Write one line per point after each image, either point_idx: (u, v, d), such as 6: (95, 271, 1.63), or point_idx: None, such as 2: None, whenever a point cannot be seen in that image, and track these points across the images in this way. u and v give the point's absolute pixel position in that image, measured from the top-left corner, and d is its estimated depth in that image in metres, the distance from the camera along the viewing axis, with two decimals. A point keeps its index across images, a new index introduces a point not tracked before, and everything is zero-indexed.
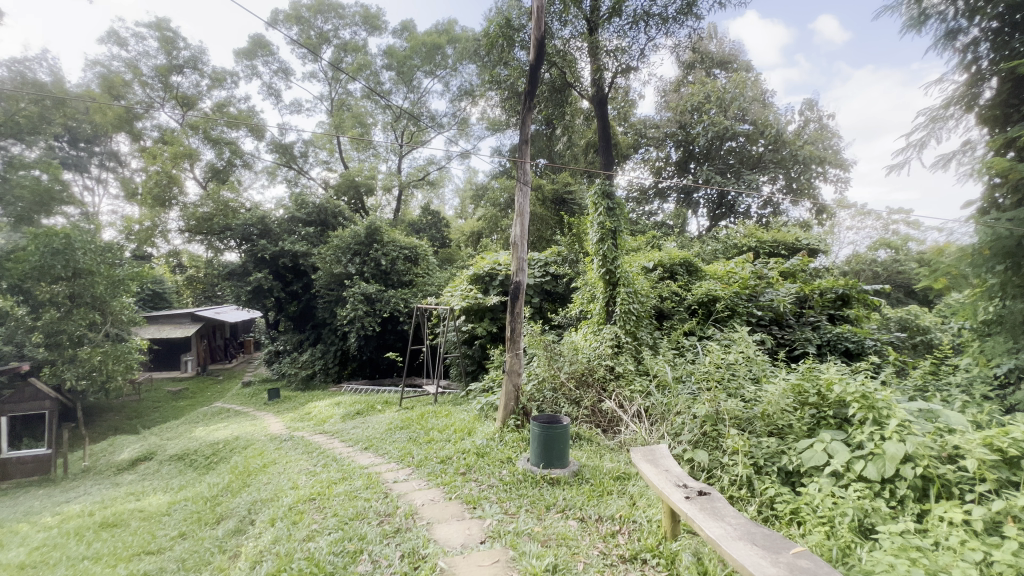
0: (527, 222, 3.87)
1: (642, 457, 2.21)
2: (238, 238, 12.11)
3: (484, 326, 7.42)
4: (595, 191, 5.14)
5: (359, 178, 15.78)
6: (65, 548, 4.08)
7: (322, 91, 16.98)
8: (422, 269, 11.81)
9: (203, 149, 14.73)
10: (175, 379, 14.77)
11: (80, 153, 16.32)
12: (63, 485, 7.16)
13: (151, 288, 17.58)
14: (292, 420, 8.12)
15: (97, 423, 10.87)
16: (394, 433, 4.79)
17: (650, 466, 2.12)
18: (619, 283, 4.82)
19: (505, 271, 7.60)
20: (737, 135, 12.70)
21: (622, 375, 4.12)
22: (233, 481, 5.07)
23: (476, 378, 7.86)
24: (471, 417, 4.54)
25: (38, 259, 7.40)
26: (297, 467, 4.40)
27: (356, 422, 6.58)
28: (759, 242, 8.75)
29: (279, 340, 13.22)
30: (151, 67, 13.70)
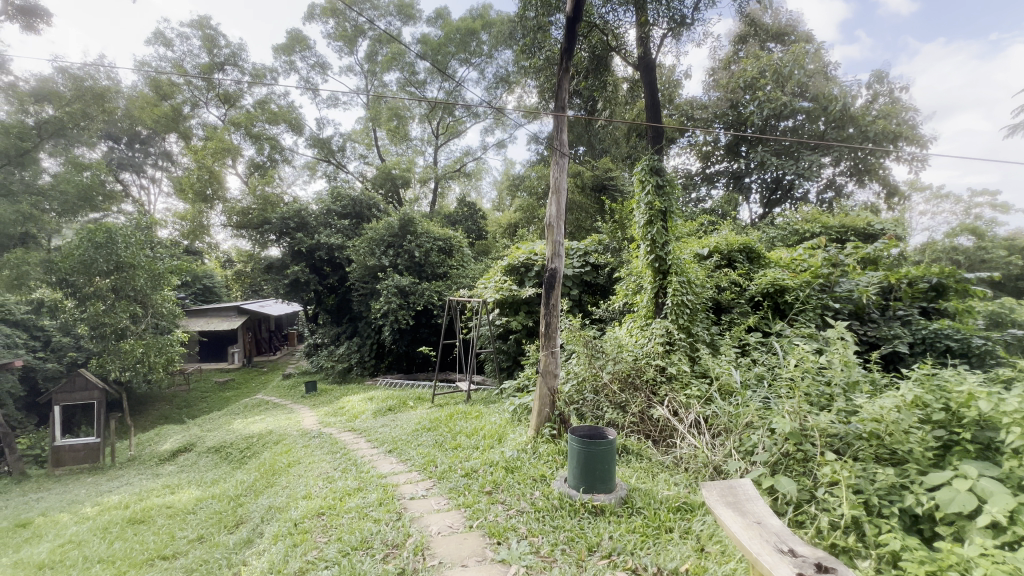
0: (564, 202, 3.36)
1: (721, 500, 1.70)
2: (277, 232, 12.22)
3: (519, 321, 6.97)
4: (640, 168, 4.57)
5: (395, 171, 15.69)
6: (87, 546, 3.97)
7: (358, 85, 16.98)
8: (456, 261, 11.50)
9: (245, 145, 15.03)
10: (223, 371, 15.28)
11: (135, 154, 17.12)
12: (109, 474, 7.32)
13: (201, 282, 18.30)
14: (325, 414, 7.99)
15: (149, 412, 11.29)
16: (421, 435, 4.43)
17: (735, 517, 1.59)
18: (671, 272, 4.24)
19: (542, 261, 7.10)
20: (796, 112, 11.59)
21: (675, 377, 3.56)
22: (258, 480, 4.88)
23: (512, 375, 7.46)
24: (502, 421, 4.10)
25: (82, 253, 7.61)
26: (318, 470, 4.12)
27: (386, 420, 6.30)
28: (824, 228, 7.83)
29: (318, 332, 13.34)
30: (195, 66, 14.05)
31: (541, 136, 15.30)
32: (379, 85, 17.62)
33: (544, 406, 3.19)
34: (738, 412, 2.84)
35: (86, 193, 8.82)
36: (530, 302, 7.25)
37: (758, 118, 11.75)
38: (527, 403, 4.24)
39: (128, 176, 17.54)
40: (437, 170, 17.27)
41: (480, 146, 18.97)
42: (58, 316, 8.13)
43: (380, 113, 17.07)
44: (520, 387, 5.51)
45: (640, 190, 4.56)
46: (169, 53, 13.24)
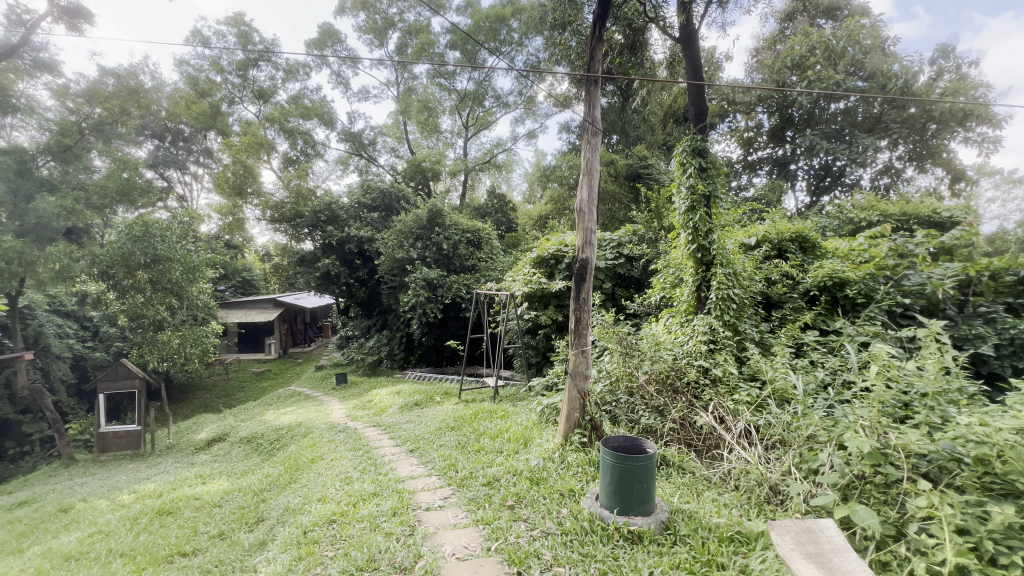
0: (597, 185, 3.03)
1: (802, 554, 1.60)
2: (309, 225, 12.36)
3: (549, 315, 6.67)
4: (681, 150, 4.19)
5: (425, 163, 15.59)
6: (114, 536, 3.98)
7: (388, 77, 16.99)
8: (485, 253, 11.28)
9: (279, 140, 15.28)
10: (261, 361, 15.70)
11: (178, 151, 17.75)
12: (149, 461, 7.54)
13: (241, 275, 18.88)
14: (353, 407, 7.96)
15: (190, 401, 11.68)
16: (444, 435, 4.23)
17: None
18: (715, 263, 3.85)
19: (573, 253, 6.77)
20: (849, 92, 10.71)
21: (720, 379, 3.21)
22: (282, 475, 4.81)
23: (541, 371, 7.19)
24: (528, 423, 3.84)
25: (121, 246, 7.85)
26: (338, 468, 3.98)
27: (411, 415, 6.15)
28: (883, 216, 7.13)
29: (349, 325, 13.46)
30: (231, 63, 14.36)
31: (573, 125, 14.87)
32: (409, 78, 17.57)
33: (573, 410, 2.90)
34: (798, 423, 2.48)
35: (126, 187, 8.96)
36: (561, 295, 6.94)
37: (807, 99, 10.95)
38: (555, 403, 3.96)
39: (172, 173, 18.23)
40: (467, 161, 17.10)
41: (510, 137, 18.68)
42: (101, 307, 8.44)
43: (410, 105, 17.03)
44: (548, 384, 5.24)
45: (678, 174, 4.19)
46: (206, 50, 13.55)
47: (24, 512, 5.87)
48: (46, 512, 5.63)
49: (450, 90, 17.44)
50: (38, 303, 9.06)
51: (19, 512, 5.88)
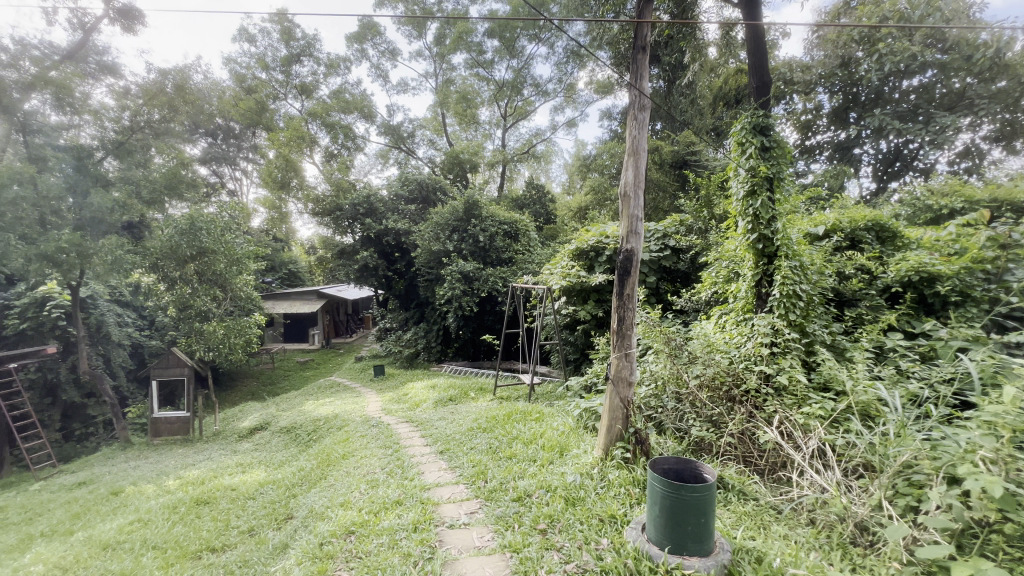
0: (643, 166, 2.68)
1: None
2: (349, 218, 12.51)
3: (588, 310, 6.32)
4: (739, 128, 3.75)
5: (463, 155, 15.44)
6: (152, 526, 4.02)
7: (427, 69, 16.96)
8: (523, 245, 11.00)
9: (321, 135, 15.56)
10: (305, 351, 16.16)
11: (229, 148, 18.46)
12: (197, 447, 7.81)
13: (287, 268, 19.51)
14: (389, 400, 7.93)
15: (239, 388, 12.13)
16: (475, 436, 4.01)
17: None
18: (779, 255, 3.41)
19: (614, 244, 6.39)
20: (926, 66, 9.51)
21: (786, 389, 2.81)
22: (314, 470, 4.76)
23: (579, 369, 6.87)
24: (564, 428, 3.55)
25: (171, 238, 8.15)
26: (367, 468, 3.84)
27: (444, 412, 5.99)
28: (970, 203, 6.30)
29: (388, 317, 13.57)
30: (276, 59, 14.71)
31: (615, 112, 14.30)
32: (447, 68, 17.45)
33: (615, 421, 2.59)
34: (889, 447, 2.07)
35: (172, 182, 9.38)
36: (601, 289, 6.58)
37: (876, 75, 9.83)
38: (594, 407, 3.66)
39: (224, 169, 19.00)
40: (505, 152, 16.82)
41: (550, 127, 18.25)
42: (153, 297, 8.81)
43: (448, 96, 16.95)
44: (587, 383, 4.94)
45: (736, 155, 3.76)
46: (252, 48, 13.93)
47: (82, 493, 6.17)
48: (100, 495, 5.88)
49: (488, 80, 17.19)
50: (99, 294, 9.59)
51: (78, 493, 6.20)
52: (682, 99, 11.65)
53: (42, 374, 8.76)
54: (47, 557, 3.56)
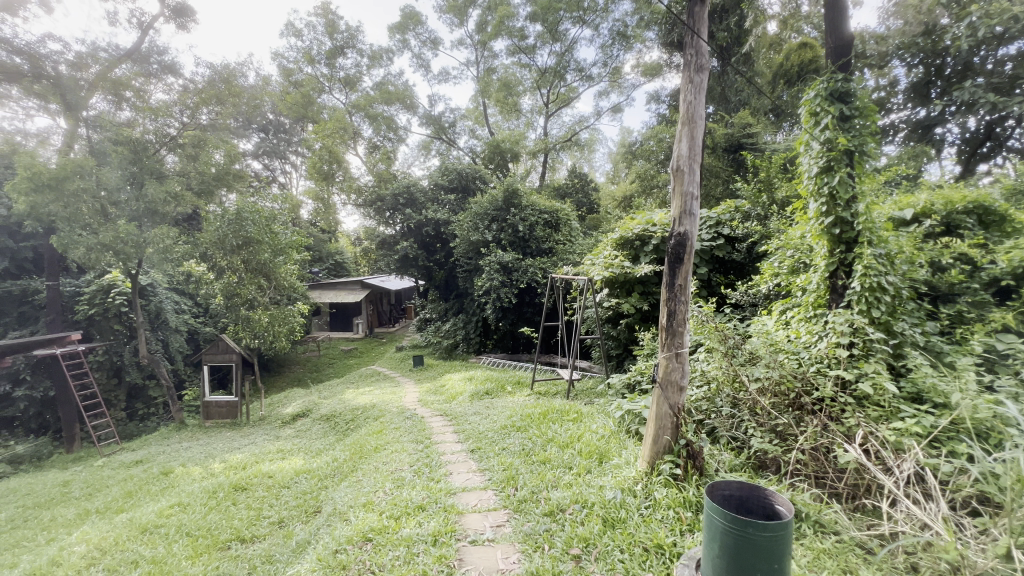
0: (700, 138, 2.31)
1: None
2: (390, 209, 12.58)
3: (632, 303, 5.93)
4: (813, 94, 3.25)
5: (504, 144, 15.15)
6: (190, 511, 4.07)
7: (468, 57, 16.75)
8: (564, 235, 10.63)
9: (364, 127, 15.75)
10: (350, 340, 16.56)
11: (279, 141, 19.07)
12: (244, 431, 8.07)
13: (334, 258, 20.05)
14: (426, 392, 7.85)
15: (286, 375, 12.54)
16: (508, 435, 3.76)
17: None
18: (860, 242, 2.93)
19: (661, 233, 5.96)
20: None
21: (870, 399, 2.38)
22: (347, 462, 4.70)
23: (622, 366, 6.50)
24: (605, 432, 3.24)
25: (219, 229, 8.44)
26: (395, 465, 3.69)
27: (480, 406, 5.80)
28: None
29: (428, 308, 13.60)
30: (321, 52, 14.95)
31: (663, 94, 13.57)
32: (489, 56, 17.15)
33: (662, 430, 2.27)
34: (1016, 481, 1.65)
35: (217, 172, 9.66)
36: (647, 280, 6.17)
37: (965, 43, 8.04)
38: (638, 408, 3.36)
39: (275, 162, 19.68)
40: (547, 141, 16.39)
41: (594, 113, 17.63)
42: (204, 286, 9.17)
43: (489, 84, 16.70)
44: (630, 381, 4.61)
45: (808, 126, 3.28)
46: (299, 42, 14.20)
47: (138, 471, 6.49)
48: (152, 474, 6.14)
49: (531, 66, 16.77)
50: (158, 282, 10.12)
51: (135, 470, 6.52)
52: (738, 77, 10.83)
53: (108, 356, 9.36)
54: (92, 537, 3.66)
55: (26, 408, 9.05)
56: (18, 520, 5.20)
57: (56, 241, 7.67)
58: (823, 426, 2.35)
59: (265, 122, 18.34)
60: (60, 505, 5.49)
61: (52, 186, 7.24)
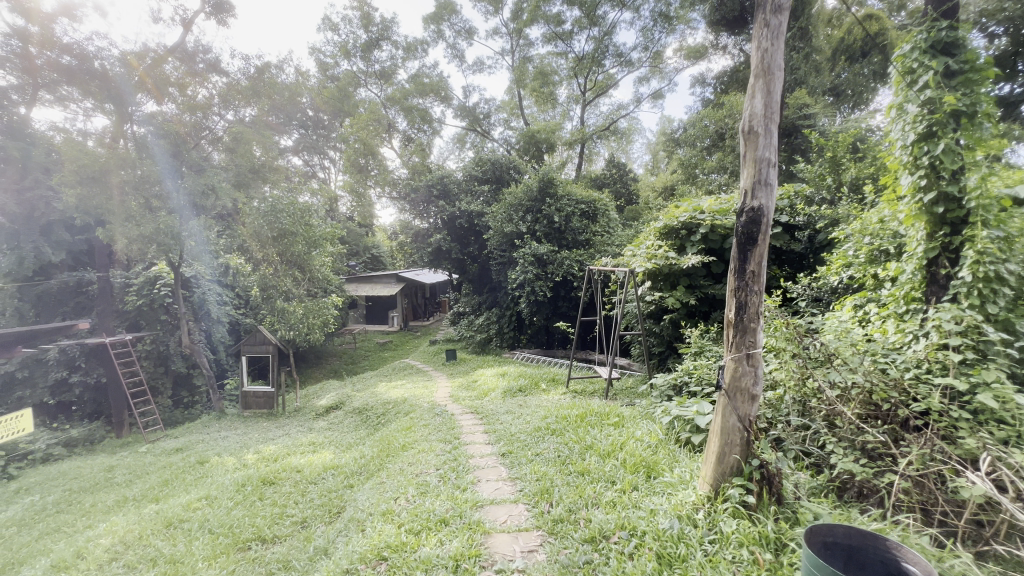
0: (779, 93, 1.91)
1: None
2: (423, 201, 12.48)
3: (677, 298, 5.48)
4: (907, 48, 2.77)
5: (540, 133, 14.74)
6: (216, 506, 3.99)
7: (503, 47, 16.44)
8: (601, 226, 10.17)
9: (399, 119, 15.72)
10: (385, 333, 16.70)
11: (318, 137, 19.39)
12: (280, 421, 8.15)
13: (370, 252, 20.29)
14: (458, 387, 7.65)
15: (322, 367, 12.73)
16: (543, 439, 3.44)
17: None
18: (970, 221, 2.46)
19: (710, 220, 5.49)
20: None
21: (994, 414, 1.93)
22: (374, 459, 4.51)
23: (665, 365, 6.06)
24: (652, 441, 2.88)
25: (256, 222, 8.55)
26: (421, 467, 3.44)
27: (513, 404, 5.52)
28: None
29: (461, 301, 13.47)
30: (357, 46, 14.99)
31: (709, 77, 12.83)
32: (524, 44, 16.75)
33: (728, 447, 1.91)
34: None
35: (255, 165, 9.90)
36: (694, 272, 5.71)
37: None
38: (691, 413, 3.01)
39: (314, 157, 20.03)
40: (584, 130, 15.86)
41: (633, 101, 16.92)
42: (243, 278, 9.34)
43: (525, 73, 16.32)
44: (676, 381, 4.24)
45: (900, 87, 2.80)
46: (335, 37, 14.30)
47: (177, 458, 6.60)
48: (189, 463, 6.22)
49: (567, 53, 16.26)
50: (201, 274, 10.43)
51: (174, 458, 6.65)
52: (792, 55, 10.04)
53: (155, 346, 9.73)
54: (119, 529, 3.62)
55: (81, 393, 9.52)
56: (62, 504, 5.35)
57: (104, 234, 7.96)
58: (933, 446, 1.93)
59: (305, 119, 18.71)
60: (102, 490, 5.61)
61: (96, 178, 7.56)
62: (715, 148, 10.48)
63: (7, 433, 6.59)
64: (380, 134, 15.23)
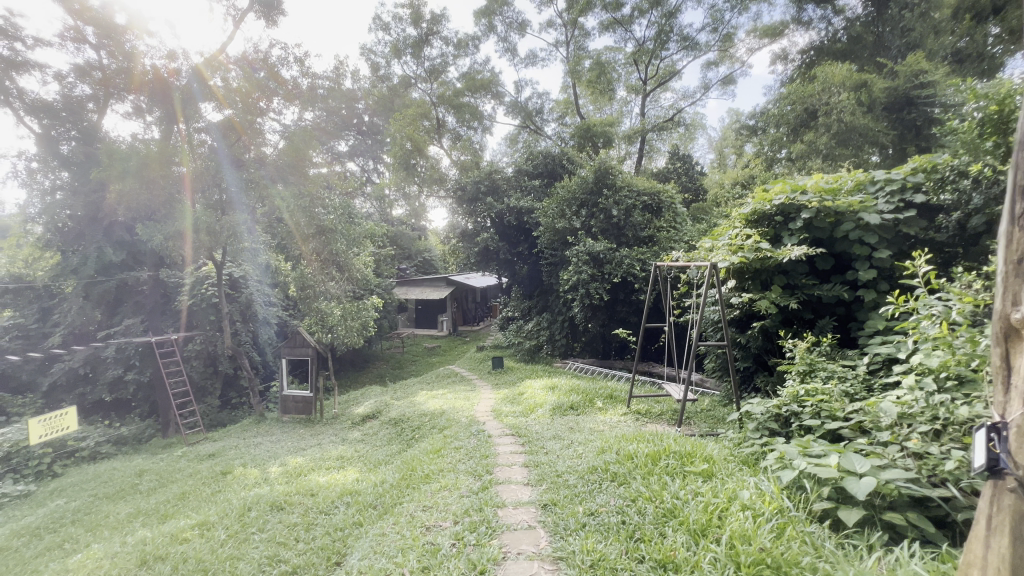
0: None
1: None
2: (471, 199, 11.91)
3: (772, 299, 4.35)
4: None
5: (596, 126, 13.68)
6: (208, 538, 3.41)
7: (557, 38, 15.63)
8: (667, 221, 9.05)
9: (448, 118, 15.30)
10: (433, 338, 16.26)
11: (370, 140, 19.42)
12: (315, 429, 7.71)
13: (422, 256, 20.13)
14: (502, 400, 6.81)
15: (371, 372, 12.50)
16: (600, 488, 2.52)
17: None
18: None
19: (818, 201, 4.35)
20: None
21: None
22: (393, 489, 3.77)
23: (752, 385, 4.91)
24: (766, 511, 1.92)
25: None
26: (436, 515, 2.63)
27: (562, 426, 4.57)
28: None
29: (510, 306, 12.69)
30: (407, 44, 14.73)
31: (792, 52, 11.31)
32: (580, 35, 15.83)
33: None
34: None
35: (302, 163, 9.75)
36: (793, 268, 4.56)
37: None
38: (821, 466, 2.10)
39: (367, 161, 20.12)
40: (645, 122, 14.71)
41: (700, 88, 15.50)
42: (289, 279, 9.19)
43: (581, 64, 15.40)
44: (781, 411, 3.17)
45: None
46: (386, 36, 14.13)
47: (205, 466, 6.25)
48: (212, 473, 5.79)
49: (627, 41, 15.15)
50: (250, 275, 10.40)
51: (203, 465, 6.31)
52: None
53: (204, 346, 9.79)
54: (88, 564, 3.10)
55: (135, 391, 9.66)
56: (80, 512, 5.04)
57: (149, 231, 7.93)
58: None
59: (360, 124, 18.84)
60: (122, 500, 5.25)
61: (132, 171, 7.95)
62: (803, 129, 9.00)
63: (50, 431, 6.57)
64: (428, 133, 14.81)
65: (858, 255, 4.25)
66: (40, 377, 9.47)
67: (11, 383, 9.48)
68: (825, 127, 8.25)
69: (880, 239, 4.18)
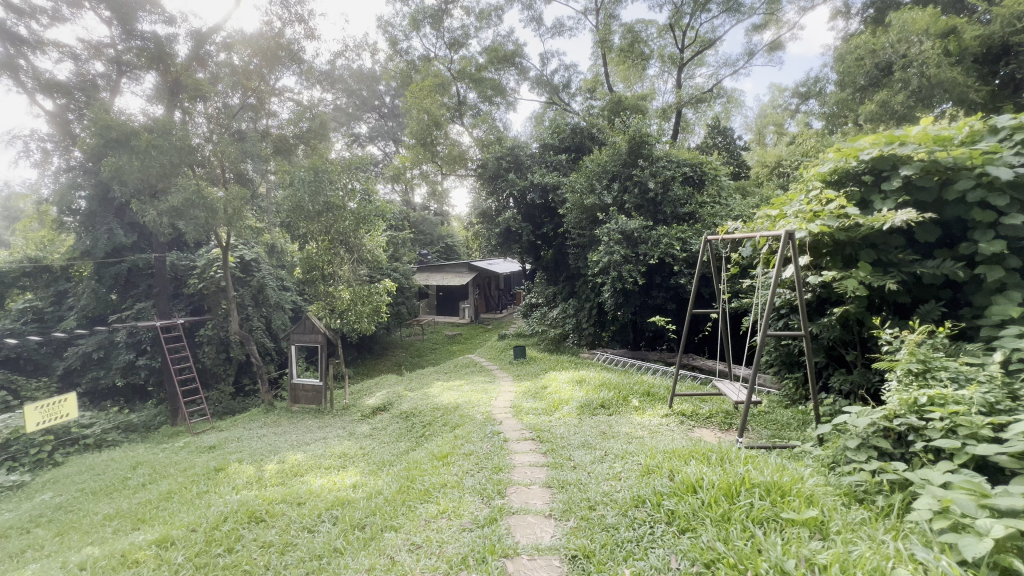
0: None
1: None
2: (493, 176, 11.12)
3: (861, 278, 3.44)
4: None
5: (628, 99, 12.60)
6: (163, 561, 2.84)
7: (585, 5, 14.54)
8: (710, 196, 8.11)
9: (470, 94, 14.50)
10: (455, 325, 15.73)
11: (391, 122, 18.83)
12: (323, 420, 7.23)
13: (444, 241, 19.56)
14: (523, 394, 6.11)
15: (390, 361, 12.06)
16: (651, 539, 1.78)
17: None
18: None
19: (922, 153, 3.40)
20: None
21: None
22: (386, 503, 3.12)
23: (823, 383, 4.05)
24: None
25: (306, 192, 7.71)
26: (423, 564, 1.94)
27: (591, 430, 3.82)
28: None
29: (534, 292, 11.98)
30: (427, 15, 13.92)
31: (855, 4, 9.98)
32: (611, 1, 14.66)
33: None
34: None
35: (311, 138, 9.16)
36: (885, 240, 3.64)
37: None
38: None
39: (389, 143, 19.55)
40: (681, 93, 13.59)
41: (744, 54, 14.18)
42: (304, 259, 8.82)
43: (611, 32, 14.29)
44: (896, 425, 2.32)
45: None
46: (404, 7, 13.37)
47: (203, 459, 5.81)
48: (205, 469, 5.28)
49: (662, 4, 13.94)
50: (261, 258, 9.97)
51: (201, 458, 5.86)
52: None
53: (215, 331, 9.48)
54: None
55: (147, 377, 9.43)
56: (61, 510, 4.63)
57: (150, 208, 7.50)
58: None
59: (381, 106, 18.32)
60: (108, 497, 4.82)
61: (122, 142, 7.41)
62: (872, 89, 7.83)
63: (48, 418, 6.26)
64: (449, 110, 14.07)
65: (978, 223, 3.30)
66: (55, 361, 9.35)
67: (26, 367, 9.34)
68: (901, 83, 7.15)
69: (1011, 202, 3.22)
